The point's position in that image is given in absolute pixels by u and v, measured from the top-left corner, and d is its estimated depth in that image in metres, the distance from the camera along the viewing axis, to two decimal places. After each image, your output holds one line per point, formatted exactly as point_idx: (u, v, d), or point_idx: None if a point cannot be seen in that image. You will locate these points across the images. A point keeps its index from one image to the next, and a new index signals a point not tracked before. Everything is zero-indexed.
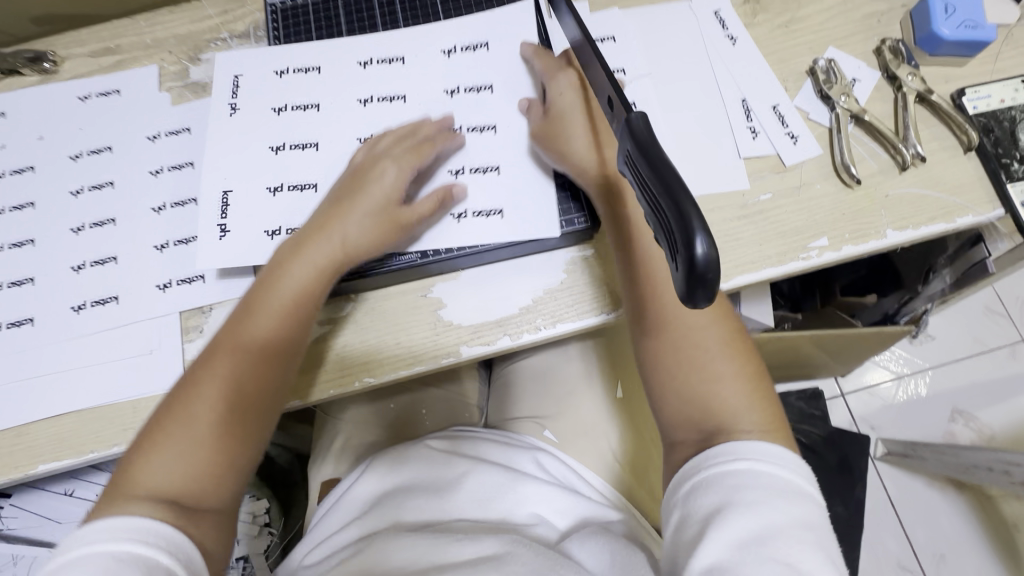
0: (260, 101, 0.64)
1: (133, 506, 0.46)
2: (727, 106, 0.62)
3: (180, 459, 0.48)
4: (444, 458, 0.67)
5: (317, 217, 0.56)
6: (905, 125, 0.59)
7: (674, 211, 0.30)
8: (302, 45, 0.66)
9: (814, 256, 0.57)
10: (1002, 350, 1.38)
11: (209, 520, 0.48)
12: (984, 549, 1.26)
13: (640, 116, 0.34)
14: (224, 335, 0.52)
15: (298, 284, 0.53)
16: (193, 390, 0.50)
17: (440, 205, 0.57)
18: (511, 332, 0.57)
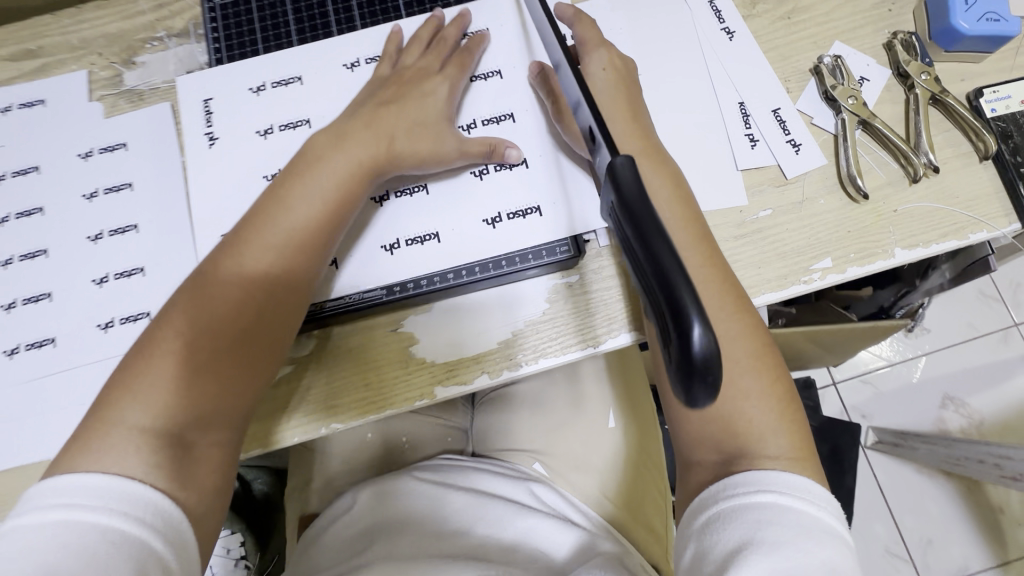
0: (237, 123, 0.58)
1: (127, 447, 0.41)
2: (723, 111, 0.56)
3: (182, 359, 0.44)
4: (431, 489, 0.63)
5: (338, 130, 0.53)
6: (917, 131, 0.54)
7: (664, 291, 0.26)
8: (247, 59, 0.60)
9: (816, 279, 0.52)
10: (995, 334, 1.36)
11: (211, 460, 0.44)
12: (970, 533, 1.28)
13: (626, 163, 0.29)
14: (221, 255, 0.47)
15: (319, 191, 0.49)
16: (187, 317, 0.45)
17: (490, 151, 0.54)
18: (490, 370, 0.52)
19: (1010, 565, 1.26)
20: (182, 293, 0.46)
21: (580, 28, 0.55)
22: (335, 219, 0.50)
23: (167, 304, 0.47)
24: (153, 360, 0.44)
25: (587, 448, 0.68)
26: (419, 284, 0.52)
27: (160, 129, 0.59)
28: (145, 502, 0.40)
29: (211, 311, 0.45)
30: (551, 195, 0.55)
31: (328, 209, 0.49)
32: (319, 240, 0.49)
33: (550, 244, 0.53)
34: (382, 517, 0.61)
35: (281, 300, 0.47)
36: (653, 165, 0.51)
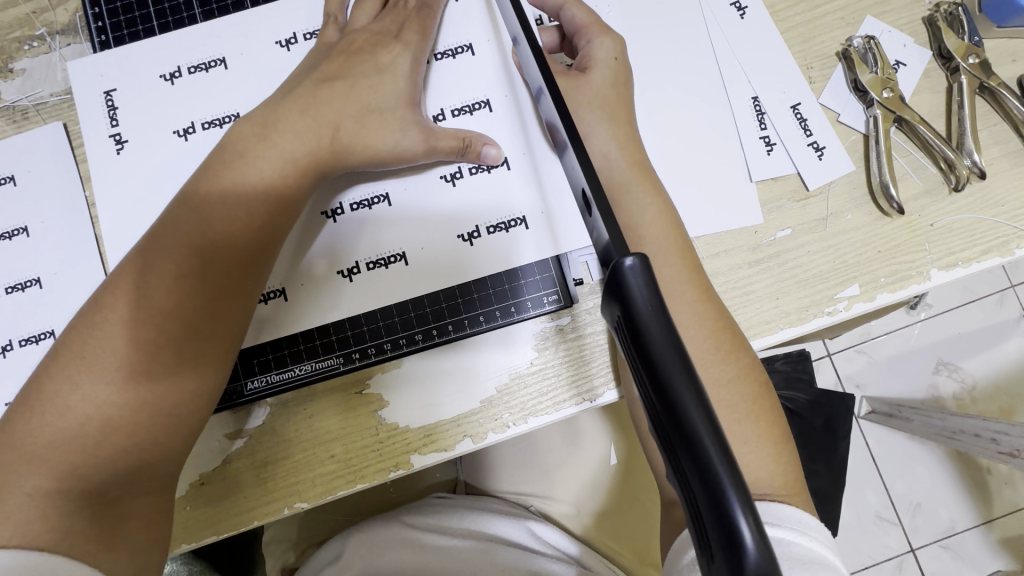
0: (153, 121, 0.45)
1: (30, 517, 0.34)
2: (735, 108, 0.47)
3: (87, 416, 0.36)
4: (421, 538, 0.57)
5: (264, 116, 0.42)
6: (960, 129, 0.46)
7: (695, 469, 0.18)
8: (138, 41, 0.47)
9: (842, 310, 0.46)
10: (992, 298, 1.23)
11: (144, 517, 0.37)
12: (959, 493, 1.19)
13: (637, 267, 0.21)
14: (128, 282, 0.38)
15: (245, 195, 0.40)
16: (90, 359, 0.37)
17: (461, 145, 0.44)
18: (473, 434, 0.45)
19: (995, 522, 1.18)
20: (80, 325, 0.38)
21: (579, 6, 0.45)
22: (269, 228, 0.41)
23: (63, 339, 0.38)
24: (53, 412, 0.36)
25: (586, 483, 0.63)
26: (382, 337, 0.45)
27: (50, 153, 0.46)
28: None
29: (119, 348, 0.37)
30: (536, 202, 0.46)
31: (260, 218, 0.40)
32: (251, 254, 0.40)
33: (537, 290, 0.45)
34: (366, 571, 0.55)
35: (212, 336, 0.39)
36: (644, 175, 0.42)
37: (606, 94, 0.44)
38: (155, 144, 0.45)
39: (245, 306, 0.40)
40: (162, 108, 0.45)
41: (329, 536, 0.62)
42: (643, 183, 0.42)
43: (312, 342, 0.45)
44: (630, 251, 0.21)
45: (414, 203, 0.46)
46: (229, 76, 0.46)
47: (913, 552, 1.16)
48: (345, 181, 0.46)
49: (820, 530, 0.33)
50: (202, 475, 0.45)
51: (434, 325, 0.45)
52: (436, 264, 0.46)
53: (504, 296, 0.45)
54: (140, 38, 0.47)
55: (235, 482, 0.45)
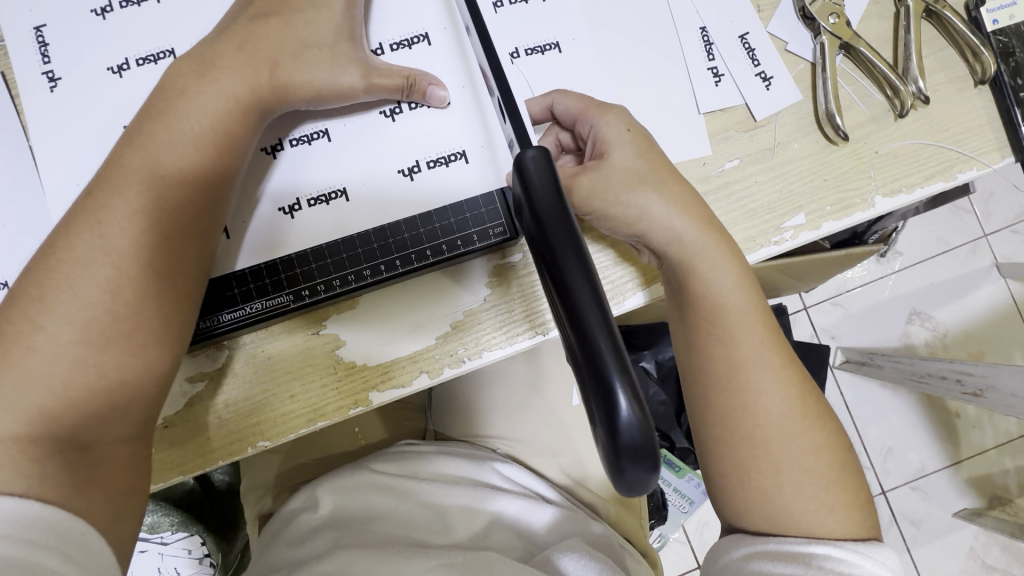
0: (89, 59, 0.44)
1: (3, 465, 0.34)
2: (682, 38, 0.47)
3: (44, 361, 0.36)
4: (400, 482, 0.58)
5: (202, 53, 0.41)
6: (905, 54, 0.46)
7: (582, 345, 0.21)
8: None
9: (788, 239, 0.46)
10: (963, 246, 1.25)
11: (118, 460, 0.37)
12: (929, 436, 1.22)
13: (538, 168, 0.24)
14: (76, 225, 0.37)
15: (190, 133, 0.39)
16: (49, 301, 0.36)
17: (405, 86, 0.44)
18: (429, 369, 0.46)
19: (963, 463, 1.22)
20: (34, 269, 0.37)
21: (567, 97, 0.43)
22: (219, 167, 0.40)
23: (18, 285, 0.38)
24: (12, 356, 0.36)
25: (553, 426, 0.65)
26: (332, 279, 0.45)
27: None
28: (33, 523, 0.33)
29: (81, 289, 0.36)
30: (477, 136, 0.46)
31: (206, 156, 0.40)
32: (204, 193, 0.40)
33: (482, 225, 0.45)
34: (339, 508, 0.57)
35: (168, 277, 0.38)
36: (715, 236, 0.41)
37: (637, 144, 0.41)
38: (92, 85, 0.44)
39: (200, 246, 0.40)
40: (98, 48, 0.44)
41: (301, 483, 0.64)
42: (719, 246, 0.41)
43: (262, 282, 0.45)
44: (534, 153, 0.25)
45: (358, 141, 0.46)
46: (163, 12, 0.45)
47: (884, 494, 1.21)
48: (289, 118, 0.45)
49: (884, 554, 0.39)
50: (165, 419, 0.45)
51: (380, 262, 0.45)
52: (380, 198, 0.46)
53: (451, 231, 0.45)
54: None
55: (197, 423, 0.46)
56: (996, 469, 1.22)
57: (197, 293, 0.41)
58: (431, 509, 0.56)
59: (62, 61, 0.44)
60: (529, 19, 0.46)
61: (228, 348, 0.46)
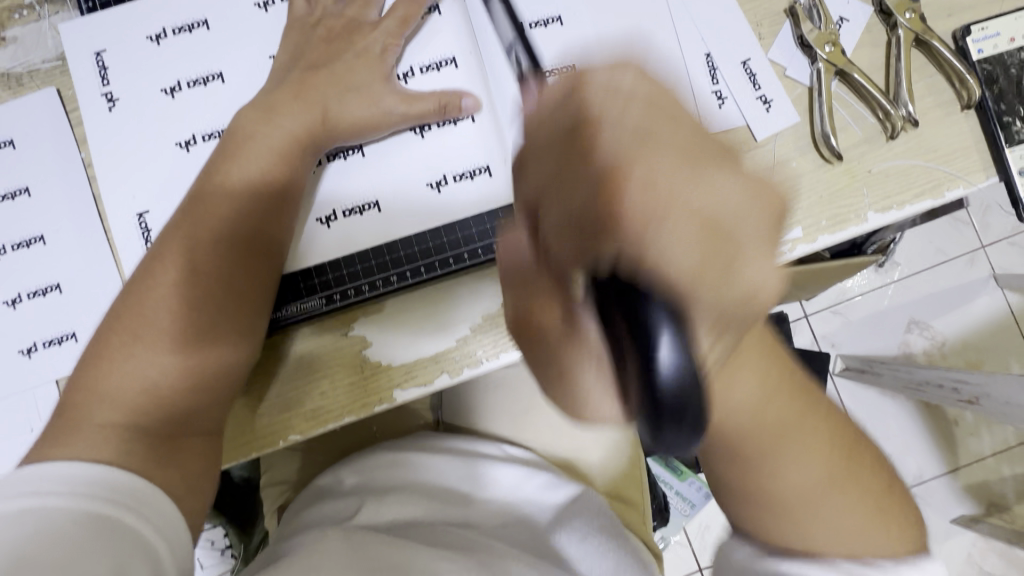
0: (141, 83, 0.49)
1: (100, 442, 0.38)
2: (687, 64, 0.50)
3: (148, 365, 0.40)
4: (412, 463, 0.62)
5: (266, 103, 0.47)
6: (897, 81, 0.50)
7: None
8: (121, 6, 0.49)
9: (786, 250, 0.50)
10: (961, 258, 1.27)
11: (197, 450, 0.42)
12: (927, 443, 1.25)
13: None
14: (164, 252, 0.43)
15: (257, 172, 0.45)
16: (145, 313, 0.41)
17: (439, 112, 0.48)
18: (450, 369, 0.50)
19: (961, 470, 1.24)
20: (132, 289, 0.43)
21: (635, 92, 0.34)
22: (276, 214, 0.46)
23: (115, 304, 0.43)
24: (116, 361, 0.41)
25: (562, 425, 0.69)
26: (369, 290, 0.49)
27: (47, 118, 0.51)
28: (126, 490, 0.37)
29: (172, 306, 0.42)
30: (499, 154, 0.50)
31: (271, 194, 0.46)
32: (269, 233, 0.46)
33: None
34: (363, 481, 0.61)
35: (243, 295, 0.44)
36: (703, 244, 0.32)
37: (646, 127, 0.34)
38: (145, 106, 0.49)
39: (269, 271, 0.46)
40: (152, 72, 0.49)
41: (320, 473, 0.67)
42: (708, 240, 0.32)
43: (299, 286, 0.49)
44: None
45: (387, 159, 0.50)
46: (210, 38, 0.49)
47: None
48: None
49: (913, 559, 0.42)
50: None
51: (409, 269, 0.49)
52: (410, 211, 0.50)
53: (473, 242, 0.49)
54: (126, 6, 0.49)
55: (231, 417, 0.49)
56: (994, 476, 1.24)
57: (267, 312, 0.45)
58: (440, 487, 0.60)
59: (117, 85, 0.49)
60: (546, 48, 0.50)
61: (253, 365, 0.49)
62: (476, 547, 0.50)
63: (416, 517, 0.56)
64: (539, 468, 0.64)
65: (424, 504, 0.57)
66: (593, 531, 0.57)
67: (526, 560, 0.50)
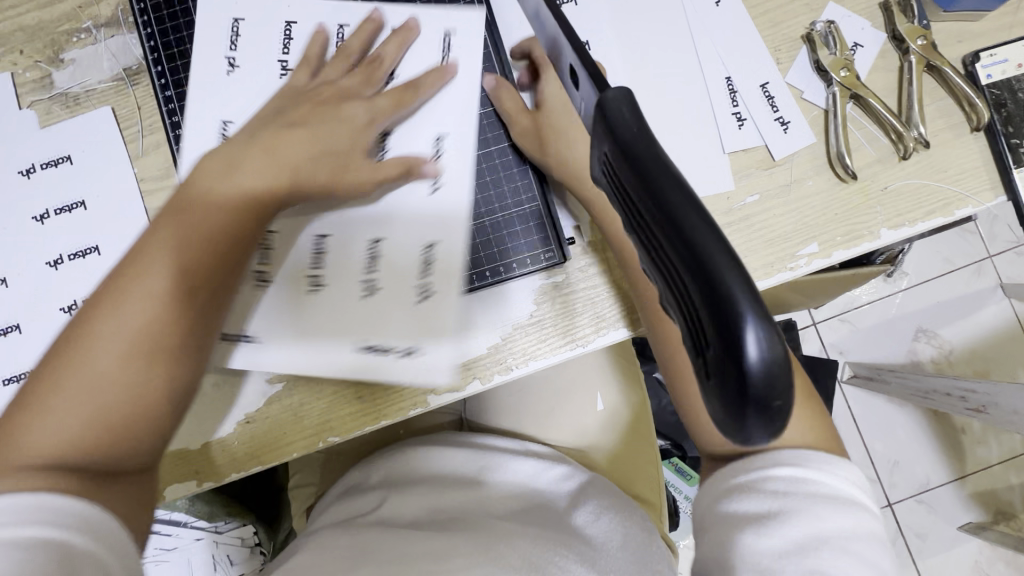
0: (169, 127, 0.54)
1: (30, 479, 0.35)
2: (709, 87, 0.53)
3: (73, 409, 0.37)
4: (434, 457, 0.65)
5: (227, 153, 0.48)
6: (909, 103, 0.52)
7: (703, 283, 0.17)
8: (179, 43, 0.54)
9: (802, 265, 0.52)
10: (969, 267, 1.29)
11: (135, 485, 0.40)
12: (934, 451, 1.26)
13: (620, 99, 0.21)
14: (106, 289, 0.40)
15: (203, 218, 0.44)
16: (87, 352, 0.38)
17: (403, 174, 0.51)
18: (481, 375, 0.52)
19: (968, 478, 1.26)
20: (72, 329, 0.40)
21: None
22: (234, 261, 0.45)
23: (69, 326, 0.40)
24: (50, 404, 0.37)
25: (580, 427, 0.72)
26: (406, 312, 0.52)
27: (103, 136, 0.54)
28: (71, 513, 0.35)
29: (97, 335, 0.39)
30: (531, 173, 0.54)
31: (236, 223, 0.45)
32: (221, 255, 0.44)
33: (534, 252, 0.52)
34: (389, 475, 0.65)
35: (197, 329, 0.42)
36: None
37: None
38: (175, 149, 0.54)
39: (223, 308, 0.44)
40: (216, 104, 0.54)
41: (347, 472, 0.70)
42: None
43: None
44: (612, 87, 0.21)
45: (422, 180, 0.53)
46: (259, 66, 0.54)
47: (890, 506, 1.25)
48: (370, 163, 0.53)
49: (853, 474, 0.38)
50: (246, 415, 0.52)
51: None
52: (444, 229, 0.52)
53: (502, 261, 0.53)
54: (172, 46, 0.54)
55: (274, 418, 0.52)
56: (1000, 484, 1.26)
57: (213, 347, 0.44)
58: (461, 478, 0.63)
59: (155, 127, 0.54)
60: None
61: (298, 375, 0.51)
62: (490, 530, 0.54)
63: (442, 509, 0.59)
64: (556, 460, 0.66)
65: (443, 493, 0.60)
66: (602, 506, 0.60)
67: (539, 537, 0.53)
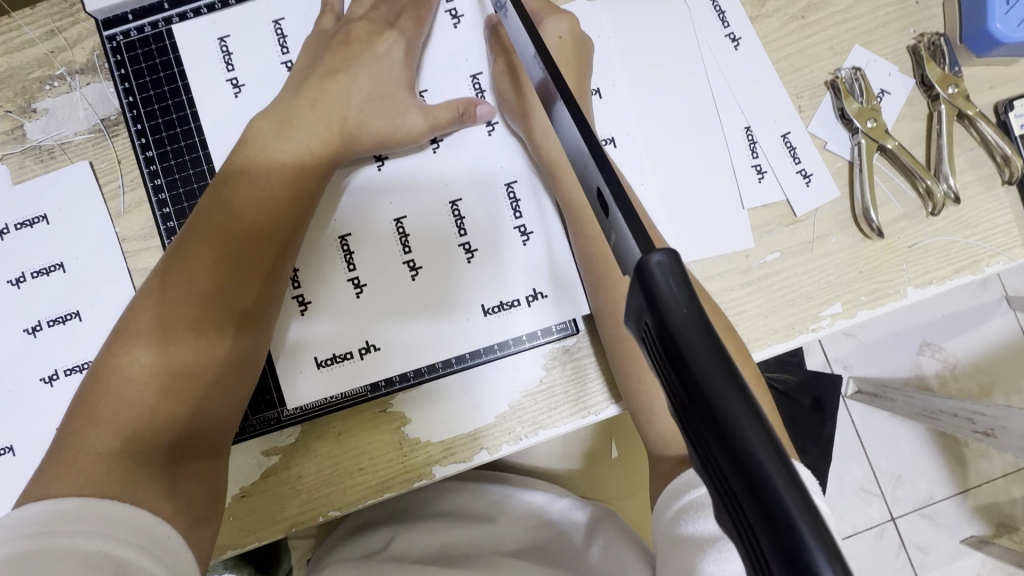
0: (153, 183, 0.50)
1: (95, 473, 0.37)
2: (727, 138, 0.50)
3: (144, 388, 0.40)
4: (450, 493, 0.64)
5: (280, 113, 0.48)
6: (939, 156, 0.49)
7: (776, 528, 0.16)
8: (161, 94, 0.51)
9: (825, 326, 0.49)
10: (975, 279, 1.27)
11: (194, 474, 0.42)
12: (938, 465, 1.25)
13: (666, 265, 0.18)
14: (165, 271, 0.43)
15: (252, 195, 0.45)
16: (147, 335, 0.41)
17: (458, 117, 0.50)
18: (489, 446, 0.50)
19: (972, 492, 1.25)
20: (136, 305, 0.43)
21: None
22: (284, 234, 0.46)
23: (125, 312, 0.43)
24: (116, 383, 0.40)
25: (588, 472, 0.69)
26: (408, 375, 0.50)
27: (81, 193, 0.50)
28: (105, 518, 0.35)
29: (154, 341, 0.41)
30: (537, 220, 0.51)
31: (286, 197, 0.46)
32: (268, 266, 0.45)
33: (543, 322, 0.51)
34: (402, 515, 0.63)
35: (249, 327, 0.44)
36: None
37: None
38: (160, 208, 0.50)
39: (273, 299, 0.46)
40: (201, 161, 0.51)
41: (347, 517, 0.67)
42: None
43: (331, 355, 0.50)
44: (655, 247, 0.19)
45: (425, 236, 0.51)
46: (241, 116, 0.51)
47: (894, 521, 1.23)
48: (366, 221, 0.51)
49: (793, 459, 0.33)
50: (243, 489, 0.49)
51: (450, 353, 0.50)
52: (447, 294, 0.50)
53: (512, 327, 0.50)
54: (154, 101, 0.51)
55: (273, 491, 0.49)
56: (1003, 498, 1.25)
57: (261, 343, 0.46)
58: (475, 514, 0.61)
59: (137, 182, 0.51)
60: None
61: (372, 347, 0.50)
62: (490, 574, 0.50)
63: (451, 550, 0.56)
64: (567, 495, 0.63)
65: (455, 530, 0.58)
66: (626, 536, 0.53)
67: None
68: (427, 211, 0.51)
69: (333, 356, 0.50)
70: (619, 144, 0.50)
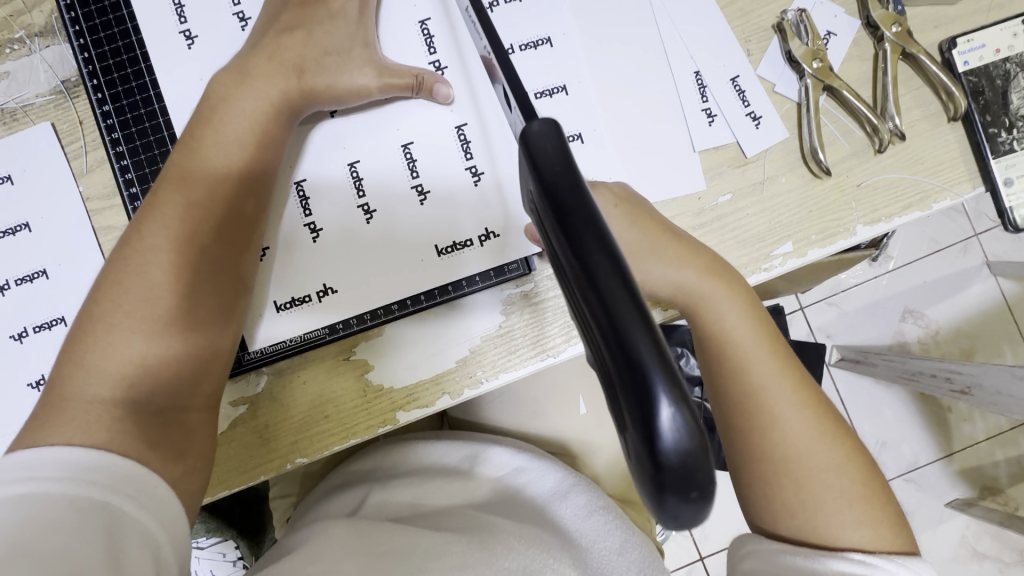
0: (114, 141, 0.51)
1: (89, 421, 0.39)
2: (678, 82, 0.51)
3: (129, 335, 0.41)
4: (419, 451, 0.64)
5: (237, 67, 0.48)
6: (883, 95, 0.50)
7: (618, 347, 0.18)
8: (116, 52, 0.52)
9: (777, 265, 0.50)
10: (956, 245, 1.27)
11: (189, 424, 0.43)
12: (921, 430, 1.26)
13: (545, 135, 0.22)
14: (141, 226, 0.44)
15: (222, 145, 0.46)
16: (126, 285, 0.42)
17: (416, 84, 0.50)
18: (451, 390, 0.51)
19: (955, 455, 1.26)
20: (116, 258, 0.43)
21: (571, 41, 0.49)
22: (250, 181, 0.47)
23: (105, 268, 0.44)
24: (103, 334, 0.41)
25: (560, 427, 0.70)
26: (365, 316, 0.51)
27: (44, 153, 0.51)
28: (97, 468, 0.37)
29: (135, 291, 0.42)
30: (489, 164, 0.52)
31: (251, 144, 0.47)
32: (238, 212, 0.46)
33: (498, 263, 0.52)
34: (374, 471, 0.64)
35: (222, 274, 0.45)
36: None
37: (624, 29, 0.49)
38: (121, 165, 0.51)
39: (245, 246, 0.47)
40: (158, 116, 0.52)
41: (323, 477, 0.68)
42: None
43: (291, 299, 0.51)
44: (539, 122, 0.23)
45: (382, 185, 0.52)
46: (198, 73, 0.52)
47: None
48: (321, 169, 0.51)
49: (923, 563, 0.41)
50: None
51: (408, 296, 0.51)
52: (405, 242, 0.51)
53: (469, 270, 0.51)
54: (109, 58, 0.51)
55: (241, 439, 0.50)
56: (987, 460, 1.26)
57: (239, 292, 0.46)
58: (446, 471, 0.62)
59: (99, 141, 0.51)
60: (538, 71, 0.50)
61: (330, 290, 0.51)
62: (477, 529, 0.52)
63: (427, 508, 0.58)
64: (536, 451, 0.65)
65: (430, 487, 0.60)
66: (600, 504, 0.60)
67: (524, 536, 0.52)
68: (383, 160, 0.52)
69: (292, 299, 0.51)
70: (571, 93, 0.50)
